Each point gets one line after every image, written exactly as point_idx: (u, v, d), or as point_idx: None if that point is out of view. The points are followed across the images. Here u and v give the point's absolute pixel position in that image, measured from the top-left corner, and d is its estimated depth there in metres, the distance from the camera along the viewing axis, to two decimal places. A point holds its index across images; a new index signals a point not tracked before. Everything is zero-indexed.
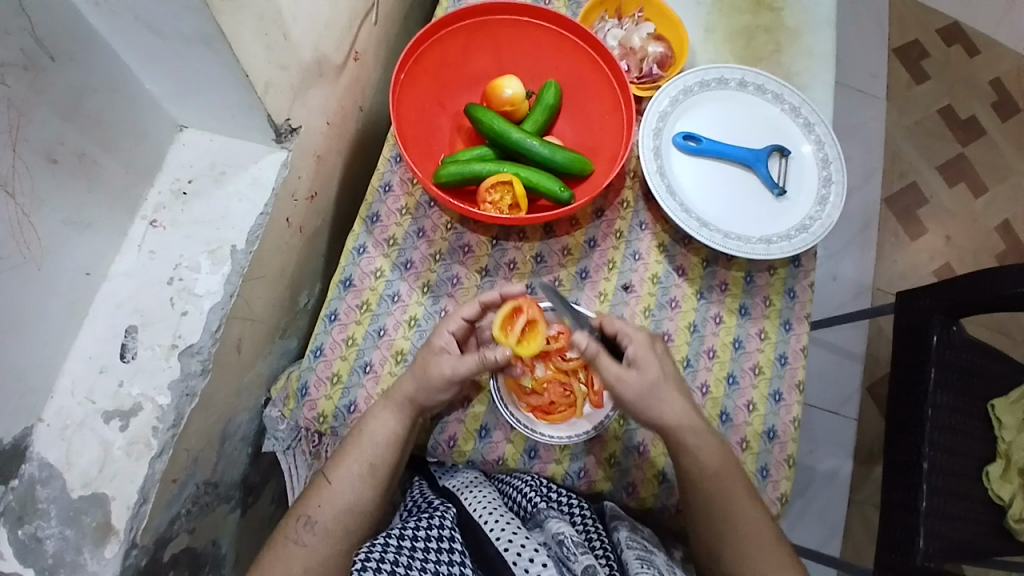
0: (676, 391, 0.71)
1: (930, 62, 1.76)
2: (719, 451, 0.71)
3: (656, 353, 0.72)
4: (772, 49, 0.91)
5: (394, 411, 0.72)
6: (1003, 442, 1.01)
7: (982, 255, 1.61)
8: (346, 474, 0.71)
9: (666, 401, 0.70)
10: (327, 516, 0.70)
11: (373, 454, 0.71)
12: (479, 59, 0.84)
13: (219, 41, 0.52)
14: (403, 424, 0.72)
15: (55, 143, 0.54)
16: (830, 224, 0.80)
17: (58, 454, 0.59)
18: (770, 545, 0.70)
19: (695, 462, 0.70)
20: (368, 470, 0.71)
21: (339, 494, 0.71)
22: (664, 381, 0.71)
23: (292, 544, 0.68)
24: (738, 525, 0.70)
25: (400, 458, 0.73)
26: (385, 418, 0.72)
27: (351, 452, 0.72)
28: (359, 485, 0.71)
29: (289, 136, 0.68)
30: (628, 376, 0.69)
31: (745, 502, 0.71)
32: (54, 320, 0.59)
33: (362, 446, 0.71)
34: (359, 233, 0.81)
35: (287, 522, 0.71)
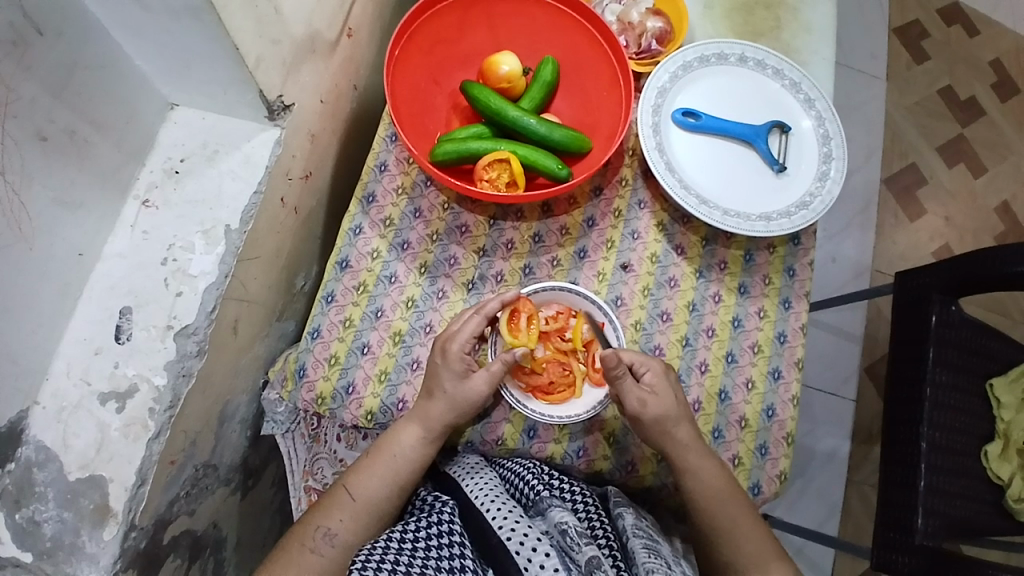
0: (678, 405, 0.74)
1: (931, 41, 1.74)
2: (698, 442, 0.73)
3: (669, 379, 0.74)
4: (772, 25, 0.89)
5: (429, 434, 0.73)
6: (1001, 422, 1.03)
7: (981, 236, 1.61)
8: (374, 492, 0.72)
9: (674, 434, 0.73)
10: (348, 530, 0.70)
11: (403, 474, 0.73)
12: (473, 36, 0.82)
13: (208, 14, 0.51)
14: (427, 419, 0.72)
15: (45, 122, 0.53)
16: (830, 201, 0.79)
17: (55, 437, 0.59)
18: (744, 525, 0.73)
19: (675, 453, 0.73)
20: (395, 489, 0.73)
21: (362, 510, 0.71)
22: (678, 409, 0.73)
23: (312, 554, 0.69)
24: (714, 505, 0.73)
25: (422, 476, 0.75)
26: (419, 441, 0.73)
27: (380, 470, 0.72)
28: (386, 502, 0.72)
29: (282, 113, 0.67)
30: (649, 402, 0.72)
31: (737, 505, 0.73)
32: (47, 302, 0.58)
33: (394, 466, 0.72)
34: (355, 213, 0.80)
35: (304, 530, 0.70)
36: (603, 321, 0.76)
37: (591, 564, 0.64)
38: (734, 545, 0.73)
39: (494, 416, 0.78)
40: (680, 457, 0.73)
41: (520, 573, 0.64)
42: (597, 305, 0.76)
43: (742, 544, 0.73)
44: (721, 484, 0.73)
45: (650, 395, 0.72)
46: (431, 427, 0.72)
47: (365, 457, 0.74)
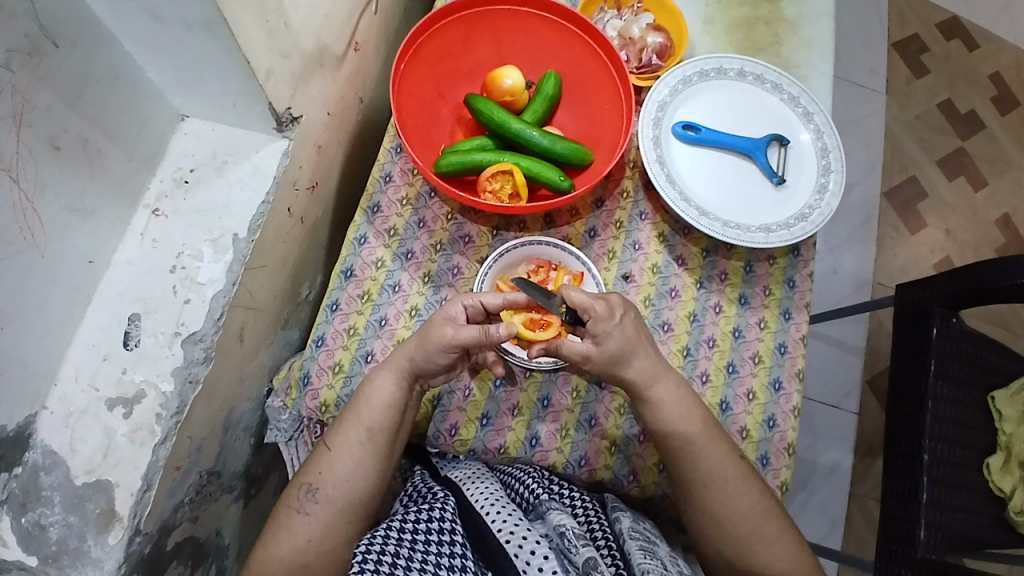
0: (640, 351, 0.71)
1: (930, 56, 1.76)
2: (680, 399, 0.72)
3: (617, 320, 0.70)
4: (771, 40, 0.91)
5: (389, 374, 0.72)
6: (1003, 434, 1.02)
7: (982, 249, 1.61)
8: (346, 442, 0.71)
9: (632, 365, 0.71)
10: (329, 483, 0.70)
11: (370, 419, 0.71)
12: (478, 51, 0.84)
13: (221, 28, 0.53)
14: (387, 370, 0.72)
15: (59, 131, 0.54)
16: (829, 212, 0.80)
17: (62, 441, 0.59)
18: (735, 482, 0.72)
19: (654, 408, 0.72)
20: (366, 436, 0.71)
21: (337, 460, 0.71)
22: (626, 349, 0.71)
23: (296, 514, 0.69)
24: (700, 462, 0.72)
25: (398, 421, 0.72)
26: (381, 381, 0.71)
27: (349, 419, 0.72)
28: (358, 452, 0.71)
29: (291, 125, 0.68)
30: (591, 354, 0.71)
31: (708, 438, 0.72)
32: (57, 308, 0.59)
33: (359, 412, 0.71)
34: (359, 223, 0.81)
35: (290, 493, 0.71)
36: (581, 270, 0.80)
37: (589, 565, 0.64)
38: (704, 478, 0.72)
39: (495, 423, 0.78)
40: (641, 385, 0.72)
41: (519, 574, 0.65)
42: (573, 255, 0.80)
43: (713, 476, 0.72)
44: (691, 415, 0.72)
45: (592, 347, 0.71)
46: (391, 366, 0.72)
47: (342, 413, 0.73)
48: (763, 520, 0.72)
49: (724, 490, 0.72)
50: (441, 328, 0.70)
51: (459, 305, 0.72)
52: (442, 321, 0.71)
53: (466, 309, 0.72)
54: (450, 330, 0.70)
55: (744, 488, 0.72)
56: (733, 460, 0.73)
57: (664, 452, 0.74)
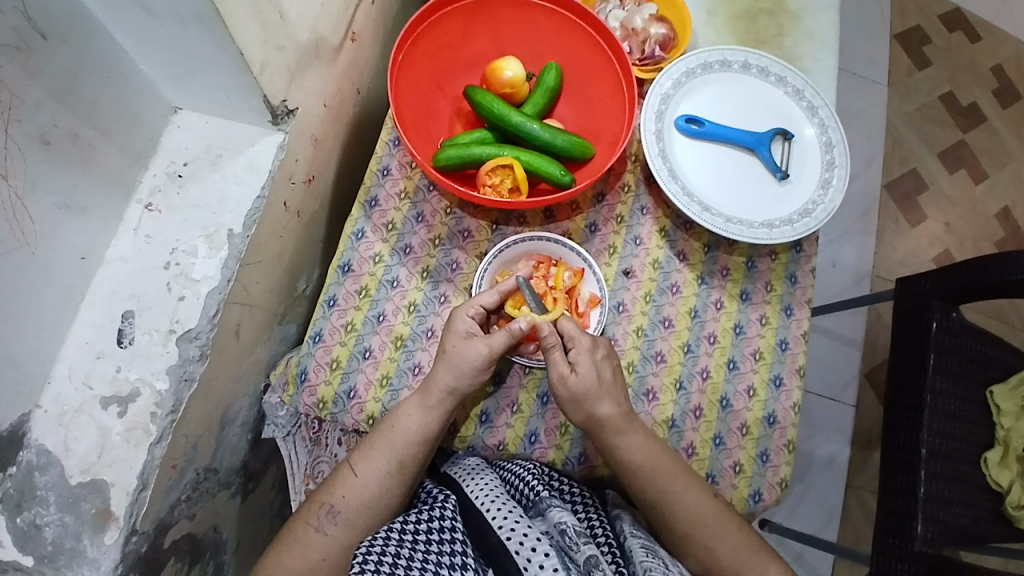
0: (609, 397, 0.72)
1: (932, 47, 1.74)
2: (647, 448, 0.72)
3: (595, 359, 0.72)
4: (775, 32, 0.89)
5: (425, 407, 0.71)
6: (1002, 428, 1.03)
7: (981, 242, 1.61)
8: (374, 469, 0.71)
9: (599, 408, 0.71)
10: (351, 507, 0.70)
11: (403, 451, 0.71)
12: (478, 42, 0.83)
13: (214, 20, 0.51)
14: (426, 403, 0.71)
15: (49, 127, 0.53)
16: (832, 208, 0.79)
17: (56, 441, 0.59)
18: (714, 524, 0.72)
19: (622, 457, 0.72)
20: (396, 465, 0.71)
21: (363, 488, 0.71)
22: (599, 390, 0.71)
23: (315, 533, 0.69)
24: (673, 508, 0.73)
25: (429, 452, 0.72)
26: (418, 415, 0.71)
27: (379, 447, 0.71)
28: (386, 480, 0.71)
29: (286, 118, 0.67)
30: (569, 382, 0.71)
31: (681, 485, 0.73)
32: (49, 306, 0.58)
33: (392, 440, 0.71)
34: (357, 217, 0.80)
35: (309, 509, 0.71)
36: (582, 266, 0.79)
37: (589, 563, 0.64)
38: (686, 522, 0.73)
39: (495, 421, 0.77)
40: (610, 434, 0.72)
41: (519, 572, 0.64)
42: (573, 250, 0.78)
43: (691, 521, 0.73)
44: (659, 461, 0.72)
45: (572, 374, 0.71)
46: (431, 401, 0.71)
47: (370, 435, 0.73)
48: (749, 555, 0.73)
49: (706, 532, 0.73)
50: (465, 345, 0.71)
51: (465, 315, 0.73)
52: (458, 338, 0.72)
53: (473, 317, 0.73)
54: (482, 346, 0.71)
55: (724, 530, 0.73)
56: (710, 501, 0.73)
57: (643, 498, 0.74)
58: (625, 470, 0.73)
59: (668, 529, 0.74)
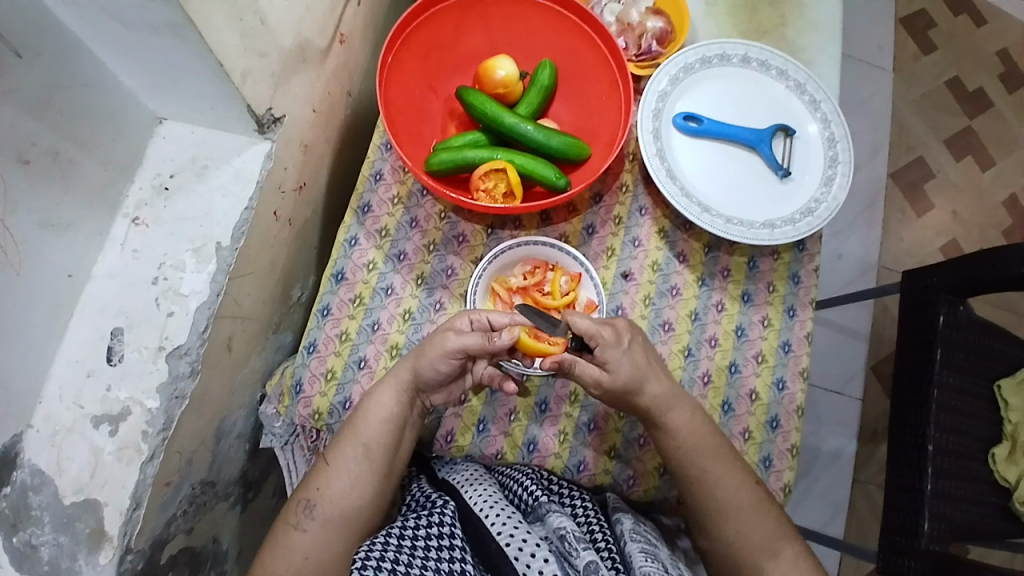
0: (654, 377, 0.70)
1: (937, 33, 1.70)
2: (694, 426, 0.71)
3: (625, 348, 0.69)
4: (776, 23, 0.87)
5: (390, 390, 0.70)
6: (1008, 423, 1.01)
7: (987, 231, 1.58)
8: (343, 458, 0.70)
9: (646, 389, 0.70)
10: (326, 500, 0.69)
11: (367, 435, 0.70)
12: (470, 40, 0.80)
13: (190, 30, 0.49)
14: (387, 383, 0.71)
15: (27, 144, 0.51)
16: (836, 206, 0.77)
17: (49, 460, 0.58)
18: (750, 511, 0.71)
19: (668, 435, 0.72)
20: (363, 453, 0.70)
21: (335, 477, 0.70)
22: (640, 376, 0.69)
23: (294, 531, 0.68)
24: (711, 489, 0.71)
25: (397, 438, 0.71)
26: (380, 396, 0.70)
27: (348, 435, 0.71)
28: (354, 467, 0.70)
29: (273, 127, 0.65)
30: (602, 380, 0.69)
31: (723, 466, 0.72)
32: (36, 326, 0.57)
33: (357, 427, 0.70)
34: (350, 224, 0.78)
35: (290, 508, 0.70)
36: (579, 271, 0.77)
37: (589, 568, 0.63)
38: (720, 509, 0.72)
39: (491, 429, 0.77)
40: (656, 413, 0.71)
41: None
42: (572, 256, 0.77)
43: (728, 505, 0.71)
44: (704, 440, 0.71)
45: (603, 372, 0.69)
46: (391, 381, 0.70)
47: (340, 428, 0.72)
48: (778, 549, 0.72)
49: (742, 518, 0.71)
50: (442, 341, 0.69)
51: (466, 319, 0.70)
52: (445, 331, 0.69)
53: (471, 325, 0.70)
54: (451, 343, 0.68)
55: (759, 517, 0.71)
56: (748, 486, 0.72)
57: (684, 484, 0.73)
58: (671, 452, 0.72)
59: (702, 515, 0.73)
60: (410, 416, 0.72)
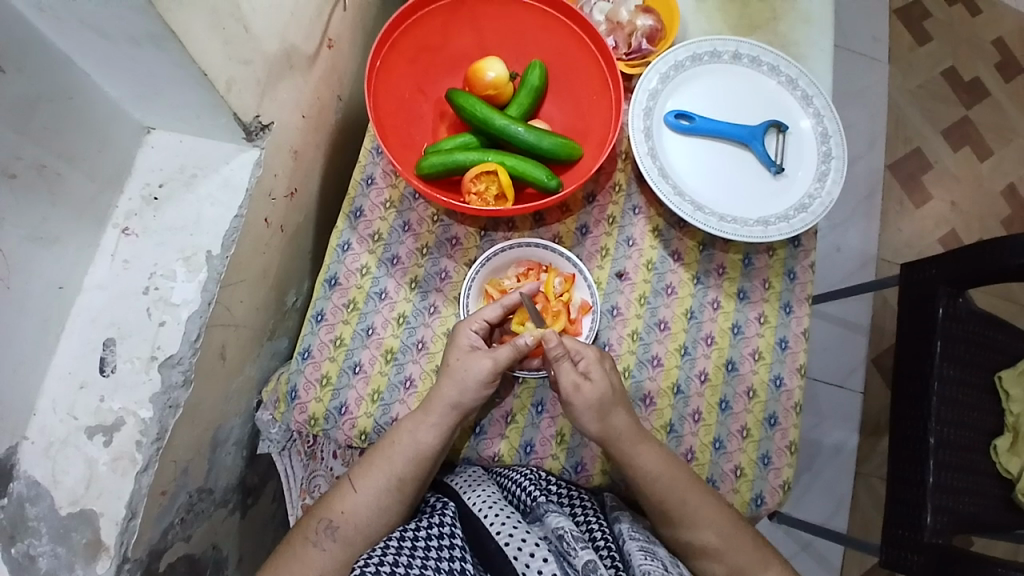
0: (623, 408, 0.72)
1: (933, 23, 1.69)
2: (665, 462, 0.72)
3: (605, 370, 0.72)
4: (767, 18, 0.86)
5: (429, 425, 0.71)
6: (1010, 414, 1.00)
7: (987, 221, 1.57)
8: (373, 486, 0.70)
9: (614, 420, 0.71)
10: (350, 524, 0.69)
11: (402, 469, 0.70)
12: (459, 41, 0.80)
13: (172, 41, 0.49)
14: (429, 421, 0.71)
15: (14, 159, 0.51)
16: (830, 202, 0.77)
17: (43, 472, 0.58)
18: (734, 538, 0.72)
19: (640, 473, 0.71)
20: (396, 484, 0.70)
21: (362, 505, 0.70)
22: (613, 400, 0.71)
23: (313, 548, 0.67)
24: (692, 521, 0.72)
25: (429, 472, 0.72)
26: (422, 434, 0.71)
27: (379, 464, 0.70)
28: (386, 498, 0.70)
29: (260, 134, 0.65)
30: (581, 388, 0.70)
31: (701, 498, 0.72)
32: (27, 340, 0.57)
33: (393, 459, 0.70)
34: (342, 229, 0.78)
35: (308, 523, 0.70)
36: (573, 272, 0.77)
37: (589, 567, 0.63)
38: (701, 540, 0.72)
39: (489, 433, 0.77)
40: (625, 443, 0.71)
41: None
42: (567, 257, 0.77)
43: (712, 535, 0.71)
44: (676, 475, 0.72)
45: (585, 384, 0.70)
46: (436, 418, 0.71)
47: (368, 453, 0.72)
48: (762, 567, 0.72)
49: (730, 539, 0.72)
50: (474, 361, 0.71)
51: (472, 330, 0.72)
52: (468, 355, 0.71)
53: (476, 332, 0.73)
54: (486, 360, 0.71)
55: (742, 543, 0.72)
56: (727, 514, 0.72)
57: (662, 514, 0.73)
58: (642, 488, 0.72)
59: (685, 544, 0.73)
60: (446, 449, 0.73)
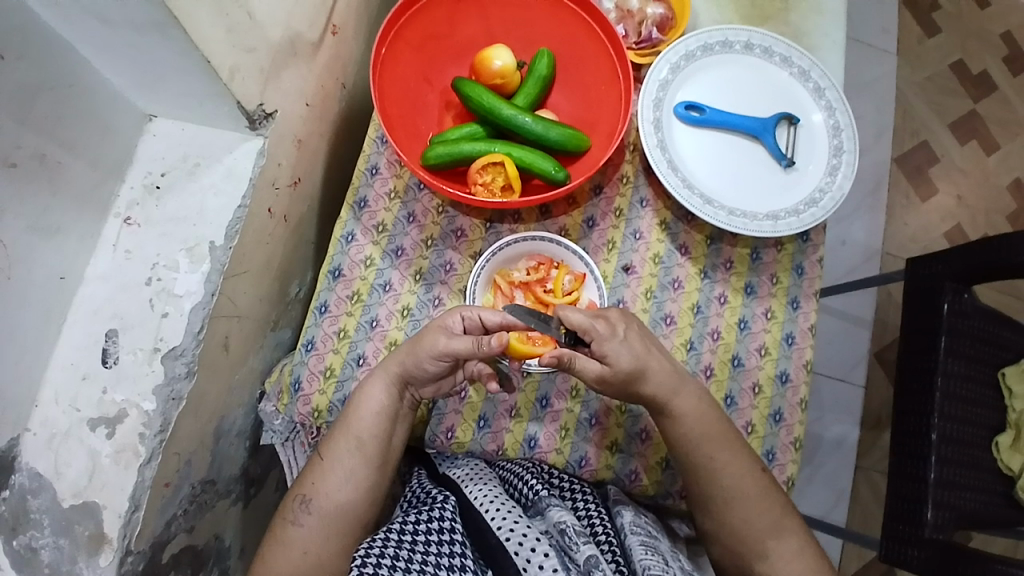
0: (660, 365, 0.70)
1: (942, 15, 1.66)
2: (701, 417, 0.71)
3: (622, 338, 0.68)
4: (780, 8, 0.84)
5: (381, 381, 0.70)
6: (1013, 411, 1.00)
7: (993, 215, 1.56)
8: (337, 451, 0.70)
9: (650, 378, 0.69)
10: (321, 495, 0.69)
11: (359, 428, 0.70)
12: (466, 28, 0.79)
13: (174, 28, 0.48)
14: (377, 377, 0.70)
15: (14, 147, 0.50)
16: (841, 197, 0.76)
17: (46, 464, 0.57)
18: (758, 497, 0.72)
19: (676, 426, 0.71)
20: (356, 446, 0.70)
21: (330, 471, 0.70)
22: (643, 363, 0.68)
23: (290, 526, 0.68)
24: (721, 478, 0.71)
25: (389, 431, 0.71)
26: (373, 390, 0.70)
27: (340, 427, 0.71)
28: (352, 463, 0.70)
29: (265, 122, 0.64)
30: (604, 374, 0.68)
31: (731, 456, 0.71)
32: (27, 332, 0.56)
33: (349, 420, 0.70)
34: (346, 220, 0.77)
35: (285, 504, 0.70)
36: (584, 271, 0.76)
37: (590, 563, 0.63)
38: (727, 497, 0.72)
39: (492, 425, 0.76)
40: (662, 402, 0.70)
41: (519, 573, 0.63)
42: (577, 254, 0.76)
43: (738, 494, 0.71)
44: (709, 432, 0.71)
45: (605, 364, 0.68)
46: (382, 374, 0.70)
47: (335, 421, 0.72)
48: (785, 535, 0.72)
49: (747, 507, 0.71)
50: (433, 336, 0.68)
51: (458, 316, 0.69)
52: (436, 330, 0.69)
53: (463, 322, 0.69)
54: (442, 342, 0.67)
55: (766, 504, 0.72)
56: (754, 475, 0.72)
57: (692, 477, 0.73)
58: (678, 440, 0.72)
59: (710, 505, 0.73)
60: (401, 410, 0.72)
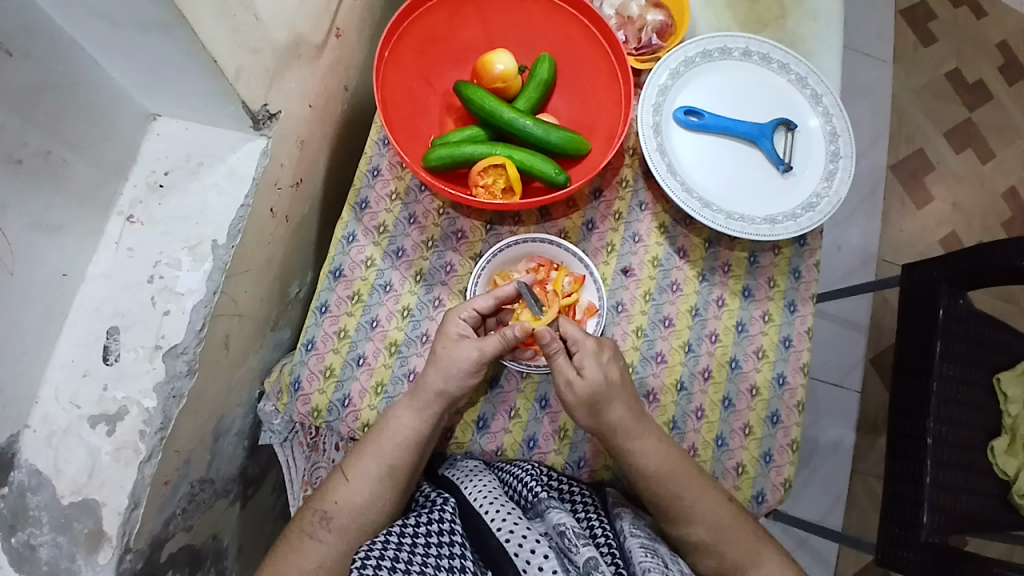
0: (620, 400, 0.71)
1: (938, 23, 1.68)
2: (662, 455, 0.72)
3: (601, 361, 0.70)
4: (777, 15, 0.86)
5: (414, 409, 0.70)
6: (1008, 416, 1.01)
7: (987, 222, 1.58)
8: (364, 473, 0.70)
9: (610, 412, 0.70)
10: (343, 513, 0.69)
11: (393, 455, 0.70)
12: (467, 32, 0.79)
13: (180, 26, 0.49)
14: (410, 405, 0.71)
15: (19, 144, 0.50)
16: (838, 201, 0.76)
17: (46, 462, 0.57)
18: (732, 528, 0.72)
19: (638, 465, 0.72)
20: (386, 470, 0.70)
21: (355, 492, 0.70)
22: (609, 391, 0.70)
23: (308, 539, 0.68)
24: (691, 514, 0.72)
25: (419, 456, 0.72)
26: (406, 417, 0.70)
27: (370, 451, 0.70)
28: (378, 485, 0.70)
29: (268, 122, 0.65)
30: (573, 383, 0.69)
31: (699, 490, 0.72)
32: (28, 330, 0.56)
33: (380, 444, 0.70)
34: (347, 220, 0.78)
35: (303, 516, 0.70)
36: (584, 273, 0.77)
37: (589, 565, 0.63)
38: (702, 531, 0.72)
39: (492, 425, 0.77)
40: (622, 438, 0.71)
41: (518, 575, 0.63)
42: (576, 256, 0.76)
43: (713, 527, 0.72)
44: (672, 469, 0.71)
45: (579, 376, 0.70)
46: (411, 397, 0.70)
47: (360, 439, 0.72)
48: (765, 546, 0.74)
49: (723, 536, 0.72)
50: (458, 349, 0.70)
51: (457, 319, 0.72)
52: (455, 341, 0.71)
53: (466, 321, 0.72)
54: (474, 351, 0.70)
55: (740, 534, 0.72)
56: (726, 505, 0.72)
57: (661, 508, 0.73)
58: (644, 479, 0.72)
59: (690, 537, 0.73)
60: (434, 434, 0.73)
